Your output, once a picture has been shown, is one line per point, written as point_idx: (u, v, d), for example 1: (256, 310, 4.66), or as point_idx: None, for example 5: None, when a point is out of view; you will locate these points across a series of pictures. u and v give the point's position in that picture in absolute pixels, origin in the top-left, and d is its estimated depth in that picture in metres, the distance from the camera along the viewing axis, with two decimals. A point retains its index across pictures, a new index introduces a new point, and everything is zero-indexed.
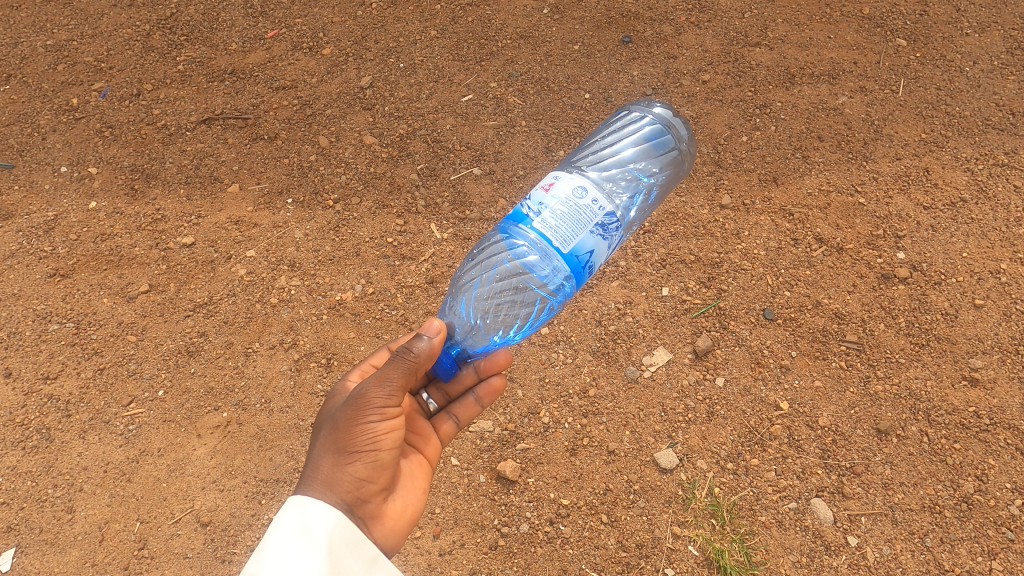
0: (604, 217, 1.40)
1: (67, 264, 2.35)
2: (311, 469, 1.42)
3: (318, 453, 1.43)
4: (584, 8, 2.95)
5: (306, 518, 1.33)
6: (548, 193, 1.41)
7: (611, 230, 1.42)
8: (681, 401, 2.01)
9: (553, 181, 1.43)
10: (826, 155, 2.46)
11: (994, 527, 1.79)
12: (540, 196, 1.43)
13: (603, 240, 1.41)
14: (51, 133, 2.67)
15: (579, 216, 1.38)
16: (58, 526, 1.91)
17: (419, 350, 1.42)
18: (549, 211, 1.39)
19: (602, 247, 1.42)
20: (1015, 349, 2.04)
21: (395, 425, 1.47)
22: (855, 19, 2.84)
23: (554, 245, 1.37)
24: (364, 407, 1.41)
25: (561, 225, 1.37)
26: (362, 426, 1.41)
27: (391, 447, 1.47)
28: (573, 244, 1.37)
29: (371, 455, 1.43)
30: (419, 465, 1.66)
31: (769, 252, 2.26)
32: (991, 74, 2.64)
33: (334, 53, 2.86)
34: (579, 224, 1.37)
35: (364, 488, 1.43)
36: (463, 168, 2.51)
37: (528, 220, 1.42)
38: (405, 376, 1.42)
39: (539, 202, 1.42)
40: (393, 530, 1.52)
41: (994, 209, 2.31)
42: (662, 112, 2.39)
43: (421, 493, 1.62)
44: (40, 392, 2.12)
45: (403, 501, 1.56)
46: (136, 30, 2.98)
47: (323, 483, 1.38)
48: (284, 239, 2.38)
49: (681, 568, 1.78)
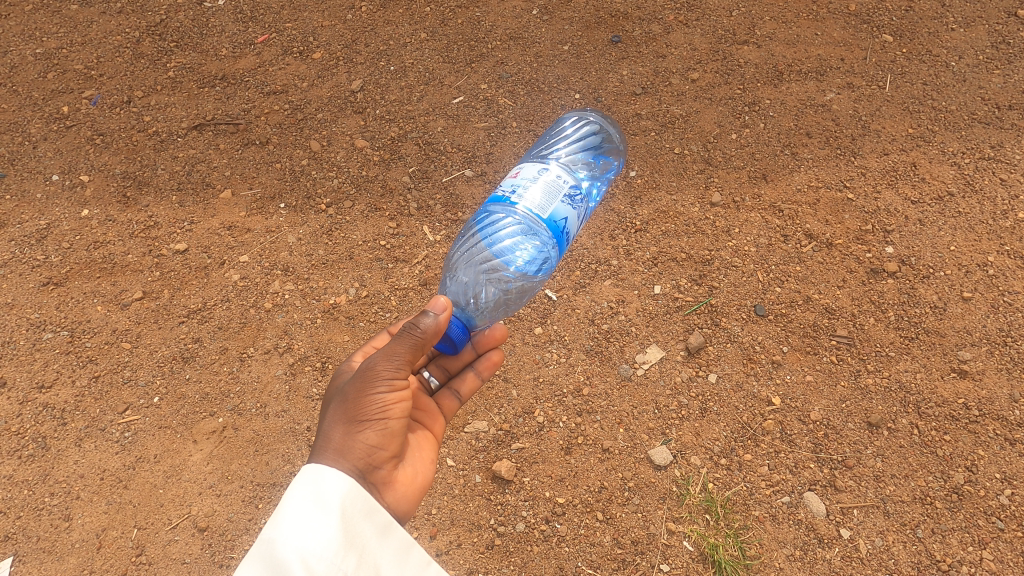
0: (570, 188, 1.60)
1: (60, 272, 2.35)
2: (323, 439, 1.43)
3: (329, 424, 1.44)
4: (574, 8, 2.96)
5: (320, 486, 1.36)
6: (518, 178, 1.63)
7: (577, 201, 1.62)
8: (674, 398, 2.03)
9: (520, 169, 1.65)
10: (815, 151, 2.47)
11: (984, 518, 1.81)
12: (511, 182, 1.64)
13: (573, 208, 1.61)
14: (41, 142, 2.67)
15: (548, 188, 1.57)
16: (56, 534, 1.92)
17: (427, 325, 1.44)
18: (523, 189, 1.59)
19: (573, 215, 1.62)
20: (1003, 341, 2.07)
21: (403, 396, 1.48)
22: (842, 16, 2.86)
23: (533, 213, 1.56)
24: (373, 378, 1.43)
25: (536, 197, 1.56)
26: (371, 397, 1.42)
27: (400, 416, 1.47)
28: (549, 210, 1.56)
29: (382, 423, 1.44)
30: (426, 438, 1.69)
31: (759, 249, 2.28)
32: (976, 68, 2.66)
33: (324, 57, 2.87)
34: (550, 194, 1.56)
35: (376, 456, 1.44)
36: (455, 170, 2.53)
37: (506, 200, 1.62)
38: (412, 350, 1.44)
39: (512, 185, 1.63)
40: (405, 497, 1.54)
41: (981, 203, 2.33)
42: (596, 121, 2.55)
43: (429, 463, 1.64)
44: (35, 401, 2.13)
45: (413, 469, 1.59)
46: (126, 37, 2.98)
47: (336, 451, 1.40)
48: (278, 244, 2.39)
49: (676, 564, 1.80)
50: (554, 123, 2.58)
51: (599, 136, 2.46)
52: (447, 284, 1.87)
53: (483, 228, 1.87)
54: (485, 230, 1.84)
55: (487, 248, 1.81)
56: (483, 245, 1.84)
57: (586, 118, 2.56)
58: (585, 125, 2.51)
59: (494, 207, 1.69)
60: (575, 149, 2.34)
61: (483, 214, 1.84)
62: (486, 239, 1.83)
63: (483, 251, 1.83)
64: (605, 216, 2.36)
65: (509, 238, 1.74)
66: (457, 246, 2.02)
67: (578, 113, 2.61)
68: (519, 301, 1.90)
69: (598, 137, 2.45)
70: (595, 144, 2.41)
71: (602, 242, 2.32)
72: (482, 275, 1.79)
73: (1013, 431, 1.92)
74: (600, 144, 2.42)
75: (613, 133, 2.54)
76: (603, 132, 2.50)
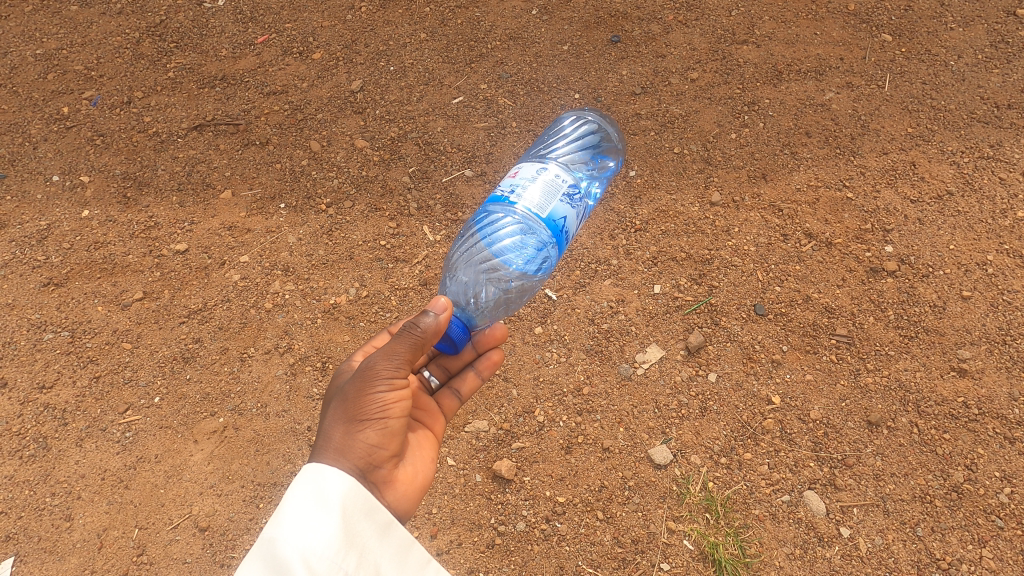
0: (569, 187, 1.60)
1: (60, 273, 2.35)
2: (323, 438, 1.43)
3: (329, 423, 1.44)
4: (573, 8, 2.96)
5: (322, 484, 1.35)
6: (516, 177, 1.63)
7: (576, 200, 1.62)
8: (674, 397, 2.03)
9: (519, 168, 1.65)
10: (814, 151, 2.48)
11: (983, 516, 1.81)
12: (510, 182, 1.64)
13: (572, 207, 1.61)
14: (42, 143, 2.67)
15: (547, 188, 1.57)
16: (57, 534, 1.92)
17: (426, 324, 1.45)
18: (522, 189, 1.59)
19: (572, 214, 1.62)
20: (1002, 340, 2.07)
21: (403, 395, 1.48)
22: (840, 16, 2.87)
23: (532, 212, 1.56)
24: (372, 377, 1.44)
25: (535, 196, 1.56)
26: (371, 396, 1.43)
27: (400, 415, 1.48)
28: (548, 209, 1.56)
29: (382, 422, 1.44)
30: (426, 437, 1.69)
31: (759, 248, 2.28)
32: (975, 67, 2.67)
33: (324, 58, 2.87)
34: (549, 194, 1.57)
35: (376, 455, 1.45)
36: (455, 170, 2.53)
37: (504, 200, 1.62)
38: (412, 349, 1.45)
39: (511, 185, 1.63)
40: (405, 496, 1.54)
41: (980, 201, 2.34)
42: (594, 120, 2.55)
43: (430, 462, 1.64)
44: (36, 401, 2.13)
45: (413, 468, 1.59)
46: (126, 37, 2.98)
47: (336, 451, 1.40)
48: (278, 244, 2.39)
49: (677, 562, 1.80)
50: (552, 122, 2.58)
51: (598, 135, 2.46)
52: (447, 283, 1.87)
53: (482, 228, 1.87)
54: (484, 231, 1.85)
55: (486, 248, 1.82)
56: (482, 245, 1.84)
57: (584, 116, 2.56)
58: (582, 124, 2.52)
59: (494, 206, 1.69)
60: (573, 148, 2.35)
61: (482, 214, 1.84)
62: (485, 239, 1.83)
63: (483, 250, 1.83)
64: (605, 215, 2.37)
65: (509, 237, 1.74)
66: (456, 246, 2.02)
67: (575, 112, 2.61)
68: (519, 300, 1.91)
69: (596, 136, 2.45)
70: (594, 143, 2.41)
71: (602, 242, 2.32)
72: (481, 275, 1.80)
73: (1012, 429, 1.93)
74: (599, 144, 2.42)
75: (612, 132, 2.54)
76: (602, 131, 2.50)
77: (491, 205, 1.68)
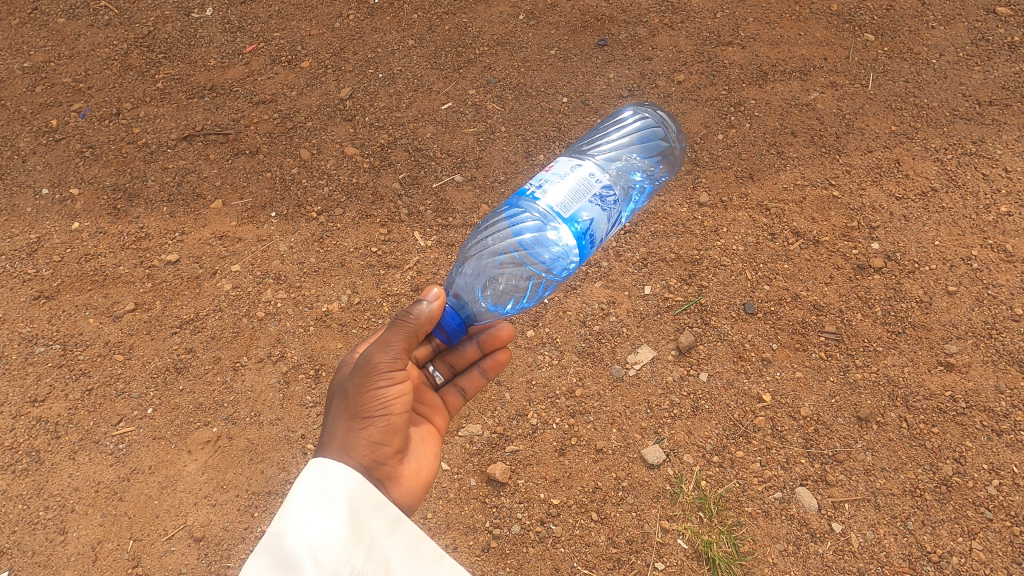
0: (602, 188, 1.48)
1: (51, 286, 2.35)
2: (327, 436, 1.44)
3: (333, 420, 1.46)
4: (560, 13, 2.98)
5: (327, 480, 1.35)
6: (550, 171, 1.53)
7: (609, 203, 1.50)
8: (666, 397, 2.04)
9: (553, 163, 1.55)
10: (800, 150, 2.50)
11: (973, 508, 1.83)
12: (542, 174, 1.54)
13: (602, 209, 1.49)
14: (31, 156, 2.67)
15: (578, 186, 1.47)
16: (51, 547, 1.92)
17: (420, 312, 1.45)
18: (550, 185, 1.49)
19: (603, 218, 1.50)
20: (988, 333, 2.10)
21: (403, 390, 1.50)
22: (824, 16, 2.89)
23: (555, 211, 1.45)
24: (372, 373, 1.45)
25: (561, 195, 1.46)
26: (372, 392, 1.44)
27: (402, 410, 1.49)
28: (573, 210, 1.45)
29: (383, 419, 1.46)
30: (429, 432, 1.71)
31: (748, 248, 2.30)
32: (957, 65, 2.70)
33: (312, 66, 2.88)
34: (577, 193, 1.46)
35: (380, 452, 1.46)
36: (444, 176, 2.54)
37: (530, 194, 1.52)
38: (408, 339, 1.46)
39: (541, 178, 1.53)
40: (409, 491, 1.55)
41: (963, 197, 2.36)
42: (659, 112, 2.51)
43: (433, 457, 1.66)
44: (29, 415, 2.13)
45: (418, 463, 1.60)
46: (114, 49, 2.99)
47: (340, 448, 1.41)
48: (270, 252, 2.40)
49: (671, 561, 1.82)
50: (609, 116, 2.54)
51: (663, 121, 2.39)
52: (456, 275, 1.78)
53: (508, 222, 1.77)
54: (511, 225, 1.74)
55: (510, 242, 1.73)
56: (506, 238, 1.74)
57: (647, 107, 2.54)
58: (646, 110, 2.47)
59: (520, 201, 1.60)
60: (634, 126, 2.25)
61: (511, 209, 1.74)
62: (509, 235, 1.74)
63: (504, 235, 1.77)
64: None
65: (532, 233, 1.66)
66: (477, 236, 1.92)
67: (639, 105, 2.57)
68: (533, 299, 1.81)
69: (659, 132, 2.22)
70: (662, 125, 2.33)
71: None
72: (493, 270, 1.73)
73: (1000, 422, 1.95)
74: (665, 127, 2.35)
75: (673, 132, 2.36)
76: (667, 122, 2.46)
77: (518, 199, 1.59)
